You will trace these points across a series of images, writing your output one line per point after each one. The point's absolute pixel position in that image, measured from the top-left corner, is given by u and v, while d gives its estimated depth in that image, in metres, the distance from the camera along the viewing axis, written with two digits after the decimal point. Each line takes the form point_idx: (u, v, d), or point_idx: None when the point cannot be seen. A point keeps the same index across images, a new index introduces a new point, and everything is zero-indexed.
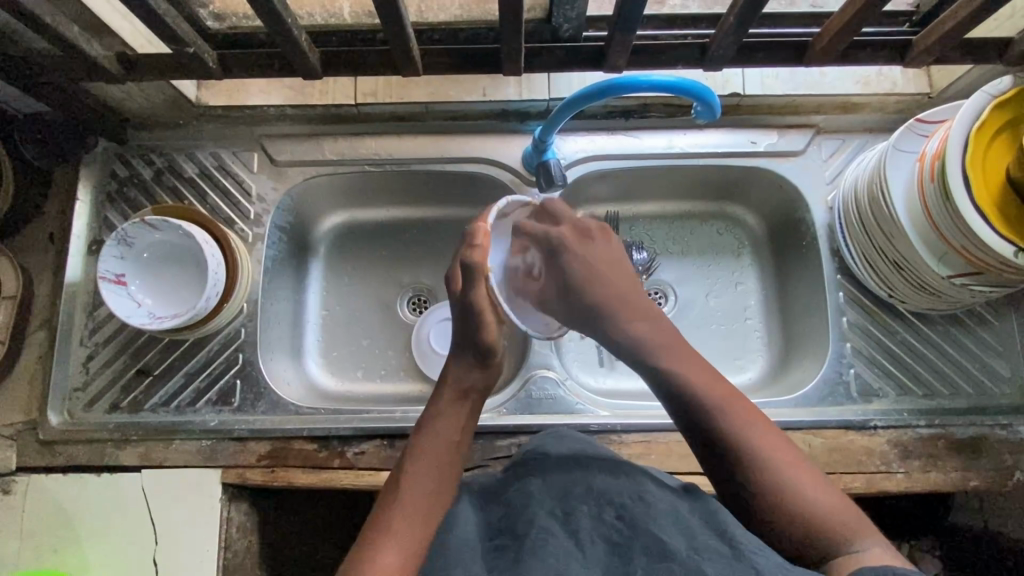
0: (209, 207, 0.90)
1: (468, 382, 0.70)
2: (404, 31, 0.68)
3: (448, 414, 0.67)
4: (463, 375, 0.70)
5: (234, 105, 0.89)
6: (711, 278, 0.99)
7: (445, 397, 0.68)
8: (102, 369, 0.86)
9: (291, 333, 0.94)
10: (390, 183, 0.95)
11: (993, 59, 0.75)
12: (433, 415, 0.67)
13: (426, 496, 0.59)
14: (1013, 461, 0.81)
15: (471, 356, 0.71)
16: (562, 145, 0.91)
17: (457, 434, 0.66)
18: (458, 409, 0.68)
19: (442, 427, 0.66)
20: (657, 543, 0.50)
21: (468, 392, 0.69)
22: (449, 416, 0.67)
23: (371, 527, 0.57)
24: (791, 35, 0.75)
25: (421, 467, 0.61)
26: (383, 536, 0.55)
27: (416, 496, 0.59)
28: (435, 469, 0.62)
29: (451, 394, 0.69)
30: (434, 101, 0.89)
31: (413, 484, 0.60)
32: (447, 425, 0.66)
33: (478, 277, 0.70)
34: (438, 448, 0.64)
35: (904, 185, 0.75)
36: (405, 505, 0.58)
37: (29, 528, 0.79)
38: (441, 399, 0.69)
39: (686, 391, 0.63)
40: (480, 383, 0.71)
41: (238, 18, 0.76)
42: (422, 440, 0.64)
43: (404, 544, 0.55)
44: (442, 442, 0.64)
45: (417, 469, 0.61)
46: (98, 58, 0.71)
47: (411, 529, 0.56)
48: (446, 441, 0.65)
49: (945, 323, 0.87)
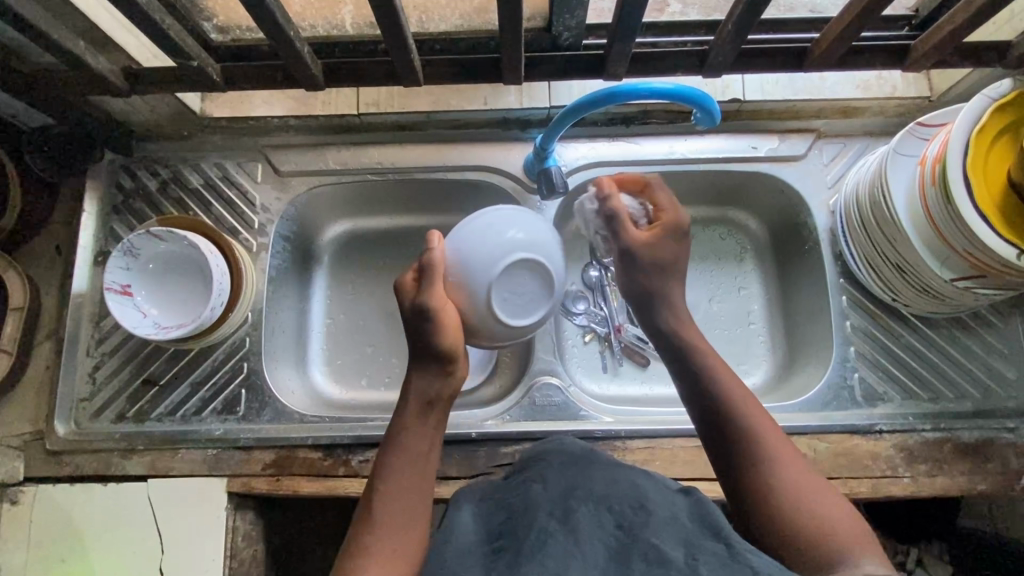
0: (213, 217, 0.91)
1: (432, 390, 0.65)
2: (405, 42, 0.68)
3: (417, 423, 0.65)
4: (427, 384, 0.65)
5: (239, 116, 0.91)
6: (714, 282, 0.99)
7: (412, 413, 0.65)
8: (109, 379, 0.87)
9: (295, 341, 0.94)
10: (392, 191, 0.95)
11: (993, 62, 0.75)
12: (402, 431, 0.64)
13: (397, 528, 0.59)
14: (1020, 464, 0.81)
15: (432, 361, 0.65)
16: (563, 153, 0.92)
17: (427, 441, 0.64)
18: (425, 420, 0.65)
19: (411, 442, 0.64)
20: (655, 548, 0.50)
21: (435, 402, 0.65)
22: (416, 433, 0.64)
23: (352, 550, 0.58)
24: (790, 41, 0.76)
25: (394, 485, 0.61)
26: (365, 563, 0.56)
27: (388, 537, 0.59)
28: (411, 484, 0.62)
29: (415, 401, 0.65)
30: (436, 110, 0.90)
31: (385, 512, 0.60)
32: (415, 440, 0.64)
33: (432, 276, 0.65)
34: (406, 472, 0.62)
35: (905, 189, 0.75)
36: (384, 527, 0.59)
37: (36, 537, 0.80)
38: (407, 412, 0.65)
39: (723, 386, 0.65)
40: (443, 389, 0.65)
41: (241, 30, 0.76)
42: (392, 453, 0.63)
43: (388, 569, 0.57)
44: (410, 463, 0.63)
45: (392, 489, 0.61)
46: (104, 72, 0.72)
47: (392, 551, 0.58)
48: (417, 451, 0.63)
49: (948, 326, 0.87)
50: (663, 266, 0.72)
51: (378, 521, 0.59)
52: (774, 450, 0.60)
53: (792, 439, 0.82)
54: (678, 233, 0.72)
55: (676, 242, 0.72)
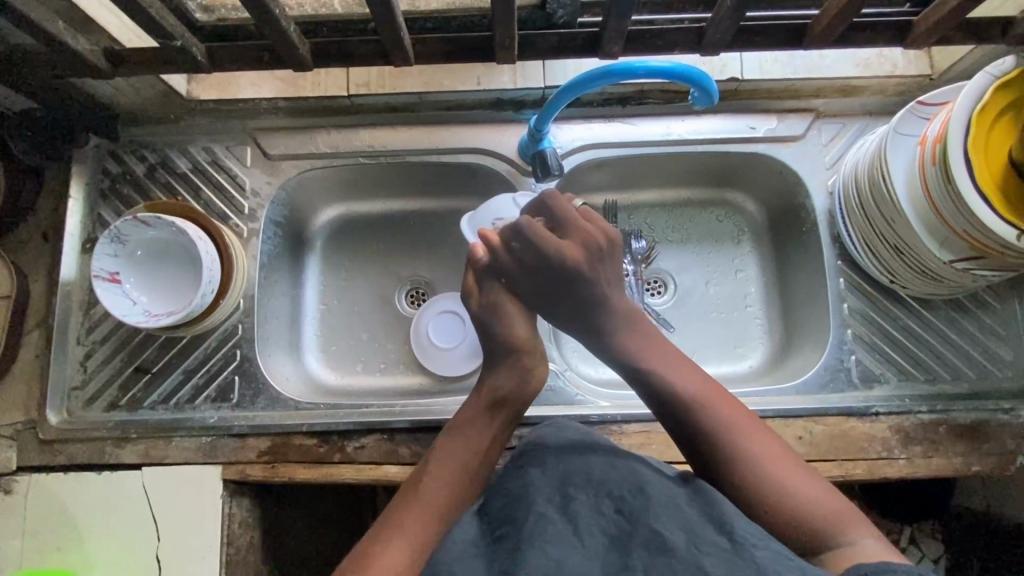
0: (203, 202, 0.89)
1: (505, 390, 0.67)
2: (394, 21, 0.67)
3: (476, 417, 0.65)
4: (504, 381, 0.67)
5: (227, 99, 0.88)
6: (711, 265, 0.98)
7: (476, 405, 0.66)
8: (100, 367, 0.86)
9: (288, 328, 0.93)
10: (384, 174, 0.94)
11: (996, 39, 0.74)
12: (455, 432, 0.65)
13: (428, 518, 0.58)
14: (1016, 445, 0.81)
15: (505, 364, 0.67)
16: (558, 134, 0.90)
17: (486, 438, 0.65)
18: (487, 415, 0.66)
19: (459, 445, 0.63)
20: (657, 536, 0.50)
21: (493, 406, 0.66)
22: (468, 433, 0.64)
23: (387, 513, 0.59)
24: (789, 17, 0.74)
25: (440, 466, 0.62)
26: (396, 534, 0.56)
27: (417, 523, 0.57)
28: (455, 473, 0.61)
29: (484, 399, 0.67)
30: (428, 90, 0.88)
31: (420, 501, 0.59)
32: (463, 444, 0.64)
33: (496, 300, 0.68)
34: (453, 470, 0.62)
35: (905, 168, 0.74)
36: (422, 499, 0.59)
37: (32, 527, 0.79)
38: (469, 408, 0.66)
39: (690, 405, 0.63)
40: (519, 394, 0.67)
41: (226, 9, 0.75)
42: (449, 438, 0.65)
43: (416, 545, 0.56)
44: (455, 461, 0.62)
45: (441, 469, 0.62)
46: (85, 53, 0.70)
47: (425, 530, 0.57)
48: (475, 440, 0.64)
49: (946, 307, 0.86)
50: (583, 302, 0.67)
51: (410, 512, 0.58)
52: (744, 436, 0.61)
53: (788, 423, 0.81)
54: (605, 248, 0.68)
55: (606, 262, 0.68)
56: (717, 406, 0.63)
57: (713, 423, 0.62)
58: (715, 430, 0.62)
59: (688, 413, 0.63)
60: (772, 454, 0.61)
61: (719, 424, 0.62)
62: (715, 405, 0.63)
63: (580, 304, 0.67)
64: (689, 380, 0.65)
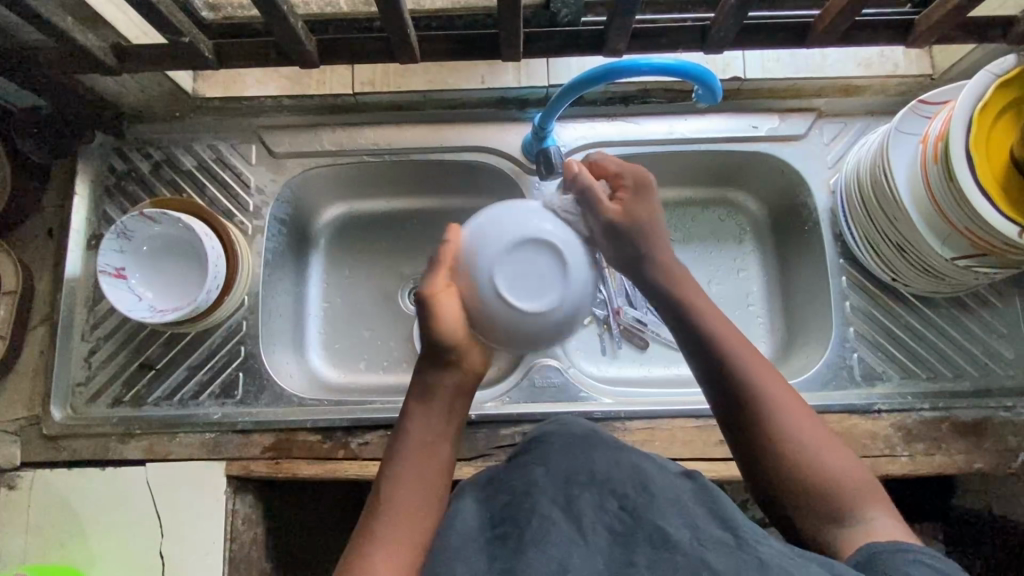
0: (208, 199, 0.90)
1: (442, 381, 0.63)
2: (402, 18, 0.67)
3: (424, 413, 0.62)
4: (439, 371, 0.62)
5: (232, 96, 0.90)
6: (714, 264, 0.98)
7: (418, 402, 0.62)
8: (105, 363, 0.86)
9: (293, 325, 0.94)
10: (389, 173, 0.94)
11: (996, 38, 0.75)
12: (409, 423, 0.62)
13: (409, 521, 0.57)
14: (1017, 442, 0.81)
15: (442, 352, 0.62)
16: (561, 133, 0.91)
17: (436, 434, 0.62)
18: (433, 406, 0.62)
19: (415, 440, 0.61)
20: (660, 533, 0.50)
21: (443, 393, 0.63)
22: (424, 421, 0.62)
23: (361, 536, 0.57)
24: (792, 16, 0.75)
25: (404, 478, 0.59)
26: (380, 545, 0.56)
27: (399, 527, 0.57)
28: (420, 469, 0.60)
29: (418, 391, 0.63)
30: (433, 89, 0.90)
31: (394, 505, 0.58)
32: (422, 435, 0.61)
33: (439, 276, 0.61)
34: (415, 469, 0.60)
35: (906, 166, 0.75)
36: (389, 520, 0.57)
37: (36, 522, 0.80)
38: (416, 397, 0.63)
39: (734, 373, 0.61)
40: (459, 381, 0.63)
41: (233, 8, 0.76)
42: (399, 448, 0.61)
43: (401, 550, 0.56)
44: (415, 461, 0.60)
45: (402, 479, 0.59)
46: (93, 49, 0.71)
47: (410, 534, 0.57)
48: (421, 442, 0.61)
49: (947, 305, 0.87)
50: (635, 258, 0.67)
51: (386, 518, 0.57)
52: (784, 407, 0.59)
53: None
54: (649, 187, 0.68)
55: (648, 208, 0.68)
56: (762, 377, 0.61)
57: (753, 393, 0.60)
58: (754, 399, 0.60)
59: (729, 377, 0.61)
60: (807, 428, 0.59)
61: (760, 394, 0.60)
62: (760, 376, 0.61)
63: (638, 255, 0.67)
64: (738, 352, 0.62)
